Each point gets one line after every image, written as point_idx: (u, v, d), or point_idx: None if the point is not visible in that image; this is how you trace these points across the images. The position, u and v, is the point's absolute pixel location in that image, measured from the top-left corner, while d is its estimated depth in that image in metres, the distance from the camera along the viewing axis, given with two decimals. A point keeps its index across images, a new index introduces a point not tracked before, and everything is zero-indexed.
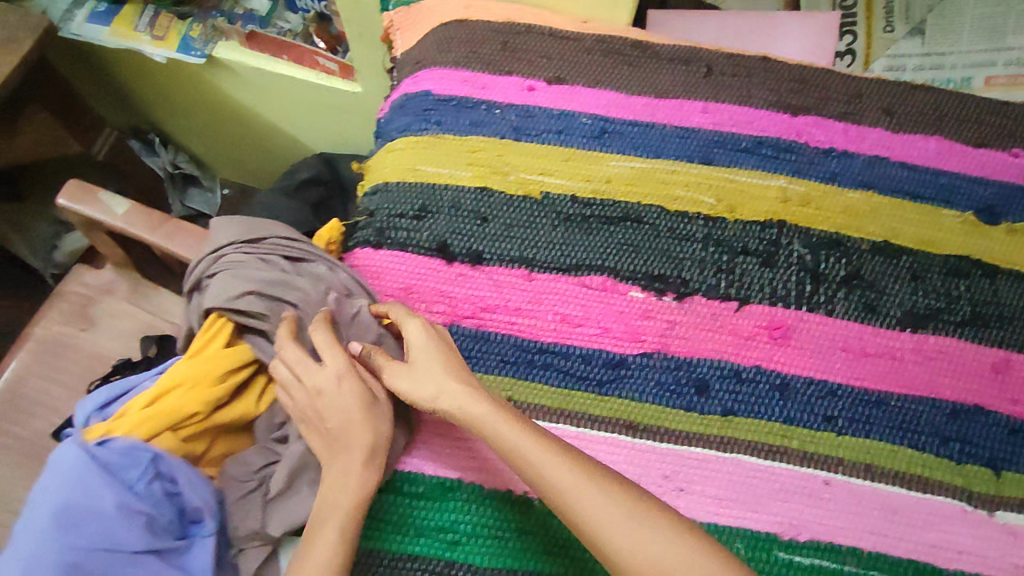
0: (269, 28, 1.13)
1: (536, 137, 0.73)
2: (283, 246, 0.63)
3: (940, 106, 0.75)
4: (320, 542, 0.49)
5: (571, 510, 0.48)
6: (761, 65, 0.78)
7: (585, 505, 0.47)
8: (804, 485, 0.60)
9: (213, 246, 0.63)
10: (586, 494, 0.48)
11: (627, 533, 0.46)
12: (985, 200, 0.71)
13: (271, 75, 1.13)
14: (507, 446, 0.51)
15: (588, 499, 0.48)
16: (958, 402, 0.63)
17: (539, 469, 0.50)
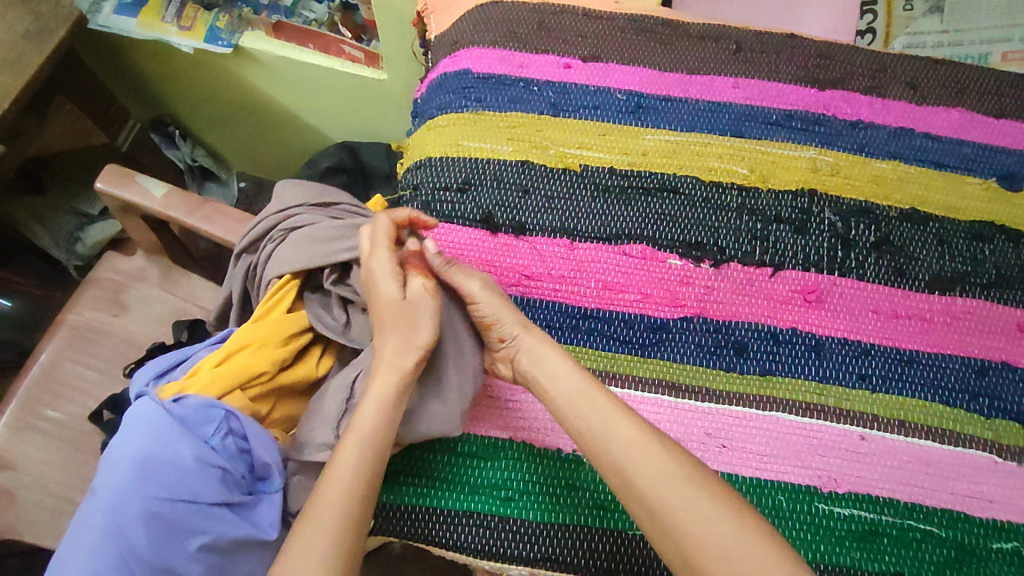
0: (294, 19, 1.15)
1: (573, 112, 0.75)
2: (352, 212, 0.69)
3: (962, 80, 0.78)
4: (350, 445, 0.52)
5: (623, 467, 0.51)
6: (788, 42, 0.80)
7: (635, 466, 0.50)
8: (842, 441, 0.61)
9: (282, 207, 0.66)
10: (643, 452, 0.51)
11: (666, 493, 0.49)
12: (1006, 168, 0.74)
13: (295, 64, 1.14)
14: (576, 398, 0.55)
15: (640, 455, 0.51)
16: (986, 359, 0.65)
17: (608, 430, 0.53)
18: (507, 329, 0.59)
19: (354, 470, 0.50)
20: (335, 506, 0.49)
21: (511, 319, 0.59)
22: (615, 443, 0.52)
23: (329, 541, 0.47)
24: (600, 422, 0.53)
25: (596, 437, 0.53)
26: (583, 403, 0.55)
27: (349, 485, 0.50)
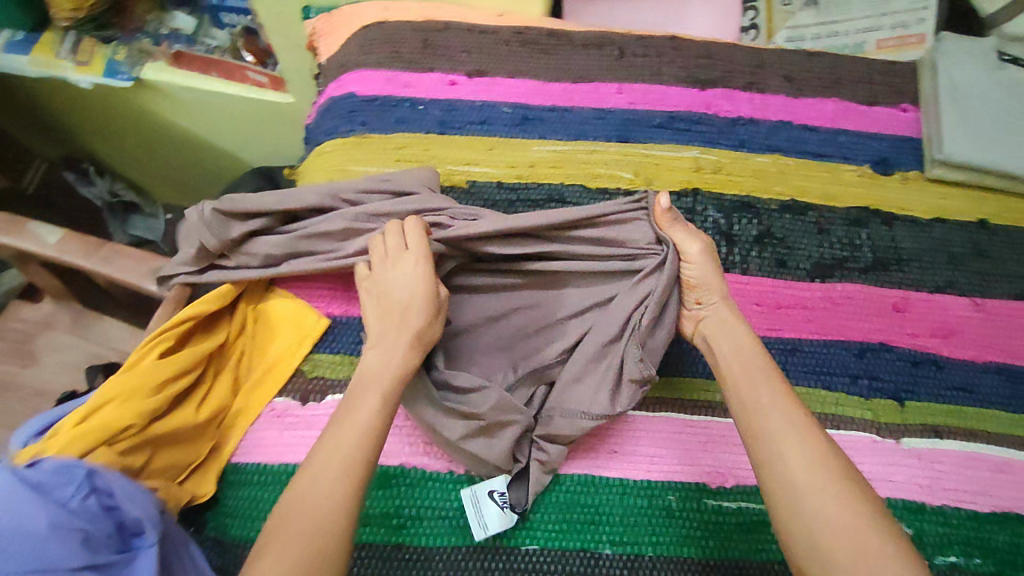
0: (195, 47, 1.13)
1: (460, 129, 0.75)
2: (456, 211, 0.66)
3: (835, 71, 0.81)
4: (363, 407, 0.50)
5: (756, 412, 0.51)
6: (670, 44, 0.81)
7: (762, 414, 0.50)
8: (726, 435, 0.64)
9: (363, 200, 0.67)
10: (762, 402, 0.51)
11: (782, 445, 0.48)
12: (879, 153, 0.76)
13: (198, 93, 1.11)
14: (738, 352, 0.56)
15: (767, 406, 0.51)
16: (864, 341, 0.67)
17: (754, 375, 0.53)
18: (707, 296, 0.61)
19: (367, 435, 0.49)
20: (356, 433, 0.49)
21: (716, 285, 0.60)
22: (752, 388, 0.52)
23: (350, 467, 0.47)
24: (752, 369, 0.54)
25: (743, 379, 0.54)
26: (739, 358, 0.55)
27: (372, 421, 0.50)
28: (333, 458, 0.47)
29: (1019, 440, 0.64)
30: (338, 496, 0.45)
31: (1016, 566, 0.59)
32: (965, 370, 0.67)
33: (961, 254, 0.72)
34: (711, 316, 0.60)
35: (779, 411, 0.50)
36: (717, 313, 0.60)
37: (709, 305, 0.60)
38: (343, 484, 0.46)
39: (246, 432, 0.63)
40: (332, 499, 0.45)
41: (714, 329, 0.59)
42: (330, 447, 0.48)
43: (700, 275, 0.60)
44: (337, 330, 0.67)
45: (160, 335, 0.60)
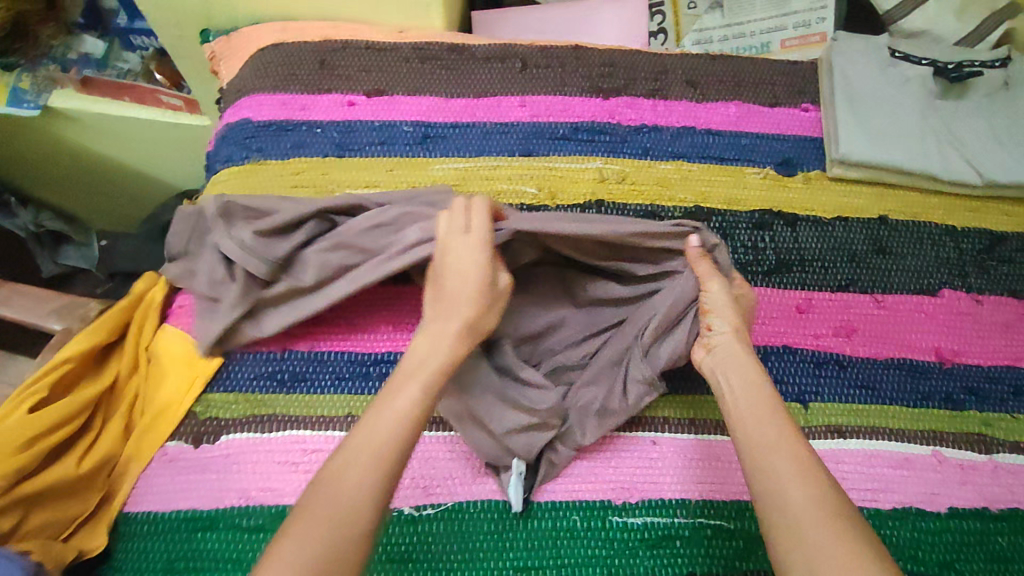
0: (107, 72, 1.08)
1: (358, 151, 0.74)
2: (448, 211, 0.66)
3: (737, 74, 0.81)
4: (389, 409, 0.49)
5: (756, 443, 0.50)
6: (573, 54, 0.81)
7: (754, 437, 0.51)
8: (633, 449, 0.64)
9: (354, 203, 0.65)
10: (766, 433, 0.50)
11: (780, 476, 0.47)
12: (782, 154, 0.77)
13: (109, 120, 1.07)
14: (736, 374, 0.56)
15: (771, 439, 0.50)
16: (767, 345, 0.68)
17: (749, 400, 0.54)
18: (720, 323, 0.59)
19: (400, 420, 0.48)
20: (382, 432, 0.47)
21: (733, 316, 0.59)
22: (756, 421, 0.52)
23: (366, 469, 0.45)
24: (756, 399, 0.53)
25: (741, 412, 0.53)
26: (751, 389, 0.54)
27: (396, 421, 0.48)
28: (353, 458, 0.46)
29: (919, 435, 0.65)
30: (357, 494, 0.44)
31: (916, 560, 0.60)
32: (867, 368, 0.68)
33: (863, 252, 0.73)
34: (720, 348, 0.59)
35: (785, 446, 0.49)
36: (727, 345, 0.58)
37: (721, 336, 0.59)
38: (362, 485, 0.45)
39: (136, 480, 0.61)
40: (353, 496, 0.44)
41: (718, 367, 0.58)
42: (352, 446, 0.46)
43: (717, 302, 0.60)
44: (230, 367, 0.65)
45: (44, 385, 0.60)
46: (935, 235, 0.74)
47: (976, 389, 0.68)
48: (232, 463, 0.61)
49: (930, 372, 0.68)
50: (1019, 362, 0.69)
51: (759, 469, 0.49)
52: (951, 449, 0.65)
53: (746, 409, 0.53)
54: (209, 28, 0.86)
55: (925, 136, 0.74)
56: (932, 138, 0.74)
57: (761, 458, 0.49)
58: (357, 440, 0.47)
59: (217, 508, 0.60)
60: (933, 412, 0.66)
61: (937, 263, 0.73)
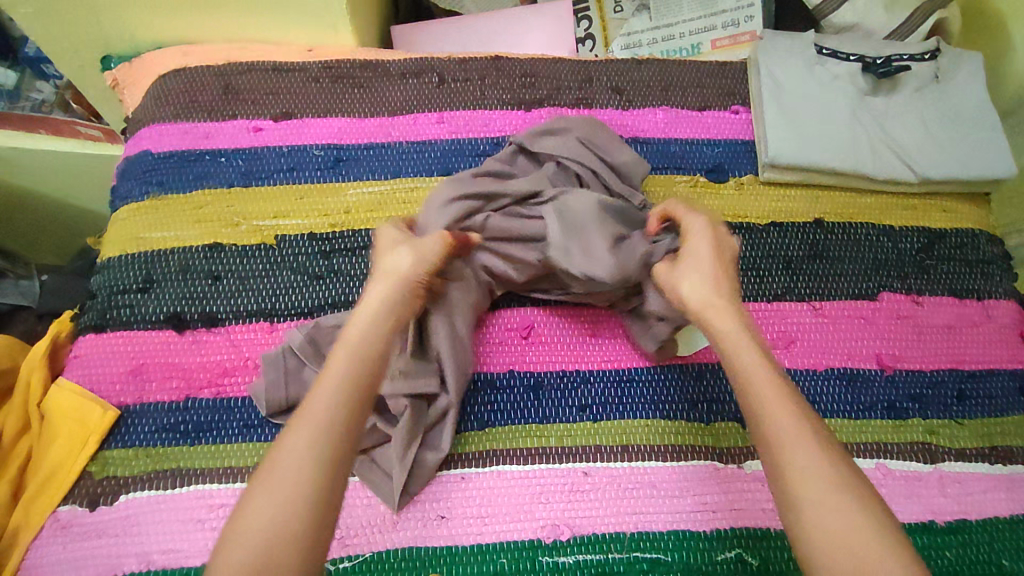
0: (19, 103, 0.95)
1: (266, 179, 0.70)
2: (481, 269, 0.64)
3: (664, 77, 0.78)
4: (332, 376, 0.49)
5: (781, 455, 0.46)
6: (492, 65, 0.77)
7: (789, 454, 0.45)
8: (563, 482, 0.60)
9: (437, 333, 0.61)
10: (790, 435, 0.46)
11: (823, 486, 0.44)
12: (713, 160, 0.74)
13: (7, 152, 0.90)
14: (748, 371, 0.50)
15: (798, 442, 0.46)
16: (703, 363, 0.65)
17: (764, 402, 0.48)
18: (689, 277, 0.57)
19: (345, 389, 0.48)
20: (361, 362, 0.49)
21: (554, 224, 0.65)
22: (791, 451, 0.45)
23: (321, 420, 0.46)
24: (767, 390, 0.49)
25: (765, 413, 0.48)
26: (758, 371, 0.50)
27: (359, 358, 0.50)
28: (311, 424, 0.46)
29: (862, 448, 0.62)
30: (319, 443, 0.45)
31: None
32: (807, 380, 0.65)
33: (799, 259, 0.70)
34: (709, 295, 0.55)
35: (810, 442, 0.46)
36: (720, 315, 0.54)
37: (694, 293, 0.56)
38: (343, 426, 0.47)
39: (27, 549, 0.56)
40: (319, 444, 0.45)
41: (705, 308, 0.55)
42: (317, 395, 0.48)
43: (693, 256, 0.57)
44: (130, 421, 0.60)
45: None
46: (872, 236, 0.72)
47: (919, 396, 0.65)
48: (133, 524, 0.56)
49: (872, 380, 0.65)
50: (963, 364, 0.67)
51: (789, 483, 0.45)
52: (895, 461, 0.62)
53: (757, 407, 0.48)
54: (112, 55, 0.80)
55: (857, 135, 0.72)
56: (864, 137, 0.72)
57: (788, 487, 0.45)
58: (320, 393, 0.47)
59: None
60: (876, 422, 0.64)
61: (875, 265, 0.70)
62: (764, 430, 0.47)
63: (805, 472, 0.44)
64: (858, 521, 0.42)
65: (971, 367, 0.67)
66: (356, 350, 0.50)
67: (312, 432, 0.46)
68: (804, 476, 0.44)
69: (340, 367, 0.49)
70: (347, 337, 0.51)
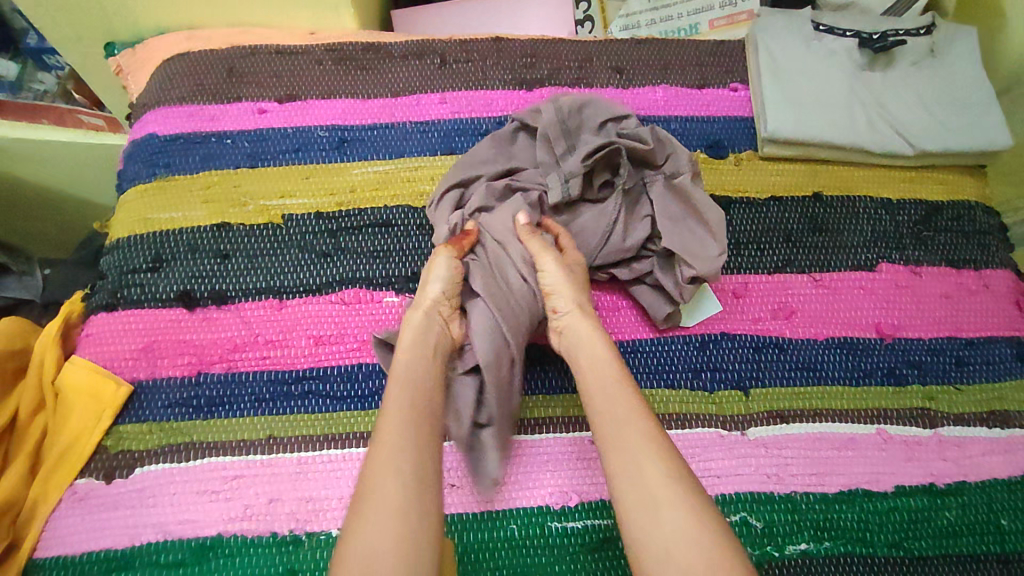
0: (23, 94, 0.95)
1: (272, 160, 0.71)
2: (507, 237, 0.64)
3: (663, 56, 0.79)
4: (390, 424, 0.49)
5: (628, 469, 0.46)
6: (493, 46, 0.78)
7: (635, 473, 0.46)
8: (570, 450, 0.61)
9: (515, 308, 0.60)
10: (633, 458, 0.47)
11: (658, 511, 0.44)
12: (713, 136, 0.75)
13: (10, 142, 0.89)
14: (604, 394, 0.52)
15: (640, 465, 0.46)
16: (705, 334, 0.66)
17: (613, 421, 0.50)
18: (563, 303, 0.59)
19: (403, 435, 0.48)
20: (419, 398, 0.51)
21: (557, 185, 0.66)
22: (640, 464, 0.46)
23: (400, 458, 0.46)
24: (617, 419, 0.50)
25: (613, 441, 0.49)
26: (614, 403, 0.51)
27: (412, 396, 0.51)
28: (387, 473, 0.45)
29: (862, 414, 0.64)
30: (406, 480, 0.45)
31: (864, 542, 0.58)
32: (807, 349, 0.66)
33: (798, 231, 0.71)
34: (568, 329, 0.58)
35: (656, 464, 0.46)
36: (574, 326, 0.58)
37: (568, 317, 0.59)
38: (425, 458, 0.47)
39: (45, 522, 0.57)
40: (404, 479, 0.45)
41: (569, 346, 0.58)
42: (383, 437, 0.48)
43: (555, 281, 0.60)
44: (143, 396, 0.61)
45: None
46: (870, 208, 0.73)
47: (918, 363, 0.66)
48: (148, 496, 0.57)
49: (872, 349, 0.67)
50: (960, 332, 0.68)
51: (623, 508, 0.45)
52: (895, 426, 0.63)
53: (608, 437, 0.49)
54: (114, 42, 0.81)
55: (854, 109, 0.73)
56: (861, 111, 0.73)
57: (632, 498, 0.45)
58: (388, 435, 0.48)
59: (131, 547, 0.56)
60: (875, 389, 0.65)
61: (873, 237, 0.71)
62: (610, 455, 0.48)
63: (646, 495, 0.45)
64: (698, 539, 0.42)
65: (969, 335, 0.68)
66: (413, 390, 0.51)
67: (391, 482, 0.45)
68: (650, 500, 0.44)
69: (398, 409, 0.50)
70: (399, 374, 0.52)
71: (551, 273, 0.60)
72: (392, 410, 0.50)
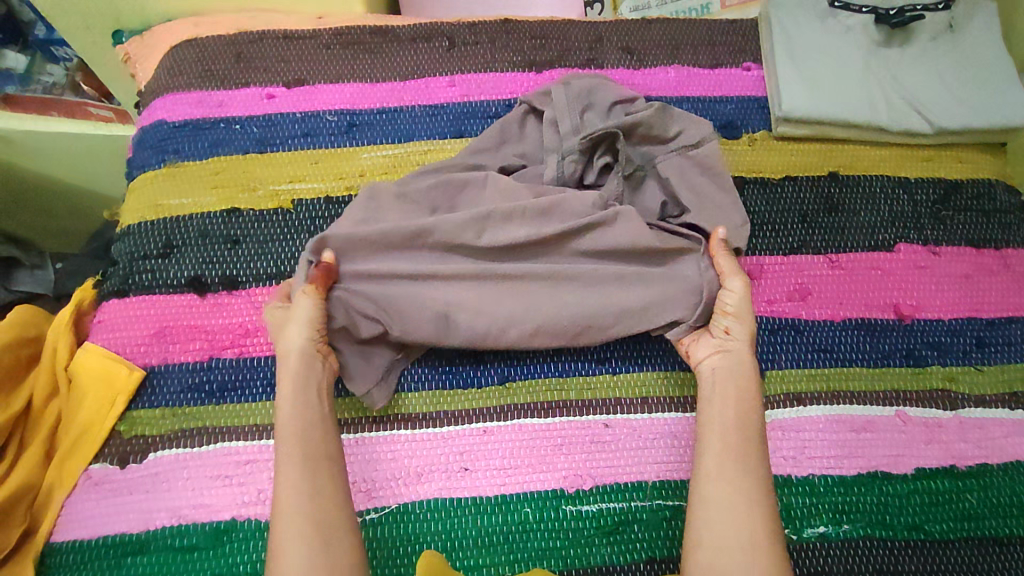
0: (32, 87, 0.93)
1: (280, 145, 0.71)
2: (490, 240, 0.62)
3: (675, 36, 0.78)
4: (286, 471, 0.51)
5: (712, 488, 0.50)
6: (502, 28, 0.77)
7: (717, 495, 0.50)
8: (584, 434, 0.60)
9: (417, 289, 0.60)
10: (735, 478, 0.50)
11: (733, 521, 0.48)
12: (726, 116, 0.74)
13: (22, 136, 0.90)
14: (737, 425, 0.53)
15: (737, 488, 0.50)
16: None
17: (724, 448, 0.52)
18: (736, 326, 0.59)
19: (302, 478, 0.50)
20: (308, 442, 0.53)
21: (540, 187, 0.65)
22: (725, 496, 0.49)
23: (295, 502, 0.49)
24: (732, 437, 0.52)
25: (718, 455, 0.52)
26: (737, 421, 0.54)
27: (303, 443, 0.52)
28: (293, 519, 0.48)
29: (881, 395, 0.62)
30: (305, 524, 0.48)
31: (883, 525, 0.57)
32: (824, 331, 0.65)
33: (814, 211, 0.70)
34: (732, 351, 0.58)
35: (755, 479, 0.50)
36: (739, 352, 0.58)
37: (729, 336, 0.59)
38: (324, 500, 0.50)
39: (60, 507, 0.57)
40: (308, 526, 0.48)
41: (716, 369, 0.58)
42: (281, 487, 0.50)
43: (738, 305, 0.59)
44: (155, 382, 0.61)
45: None
46: (888, 187, 0.71)
47: (938, 344, 0.65)
48: (162, 481, 0.57)
49: (890, 330, 0.65)
50: (981, 312, 0.67)
51: (701, 514, 0.50)
52: (915, 408, 0.62)
53: (714, 441, 0.53)
54: (122, 30, 0.82)
55: (870, 87, 0.71)
56: (877, 88, 0.71)
57: (709, 512, 0.49)
58: (286, 480, 0.50)
59: (146, 531, 0.56)
60: (894, 370, 0.64)
61: (891, 216, 0.70)
62: (706, 455, 0.52)
63: (716, 515, 0.49)
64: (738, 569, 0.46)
65: (990, 315, 0.67)
66: (303, 436, 0.53)
67: (295, 535, 0.47)
68: (730, 515, 0.48)
69: (292, 456, 0.51)
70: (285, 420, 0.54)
71: (736, 297, 0.59)
72: (286, 458, 0.51)
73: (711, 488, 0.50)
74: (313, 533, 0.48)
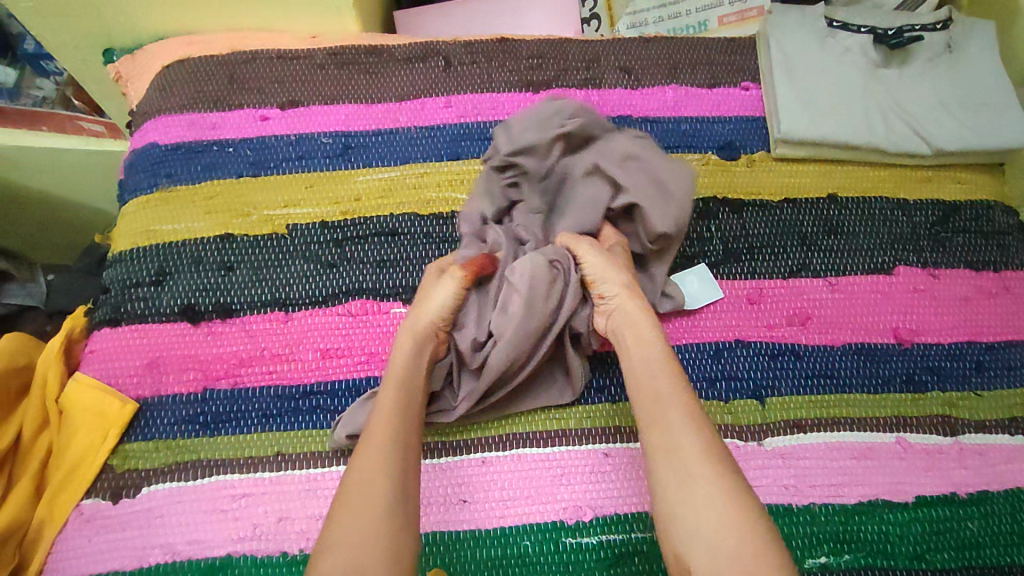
0: (20, 101, 0.92)
1: (274, 168, 0.70)
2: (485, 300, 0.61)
3: (673, 55, 0.77)
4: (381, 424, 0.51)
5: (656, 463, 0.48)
6: (499, 47, 0.76)
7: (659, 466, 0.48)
8: (585, 463, 0.60)
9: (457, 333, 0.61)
10: (669, 423, 0.49)
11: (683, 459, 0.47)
12: (725, 137, 0.73)
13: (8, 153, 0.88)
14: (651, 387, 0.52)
15: (676, 432, 0.48)
16: (719, 342, 0.65)
17: (649, 414, 0.51)
18: (610, 287, 0.59)
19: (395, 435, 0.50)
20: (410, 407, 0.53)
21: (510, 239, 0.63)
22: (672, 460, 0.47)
23: (379, 479, 0.47)
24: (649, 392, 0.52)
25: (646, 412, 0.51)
26: (648, 380, 0.53)
27: (395, 438, 0.50)
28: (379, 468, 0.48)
29: (881, 422, 0.62)
30: (390, 516, 0.45)
31: (886, 555, 0.57)
32: (823, 356, 0.65)
33: (813, 234, 0.69)
34: (617, 313, 0.58)
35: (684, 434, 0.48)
36: (621, 306, 0.58)
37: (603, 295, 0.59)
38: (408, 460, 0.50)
39: (52, 543, 0.56)
40: (393, 518, 0.45)
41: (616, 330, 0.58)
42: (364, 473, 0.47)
43: (598, 269, 0.60)
44: (149, 414, 0.60)
45: None
46: (886, 210, 0.71)
47: (938, 368, 0.65)
48: (157, 516, 0.56)
49: (889, 355, 0.65)
50: (980, 336, 0.66)
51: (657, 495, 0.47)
52: (915, 434, 0.62)
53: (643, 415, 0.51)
54: (113, 48, 0.80)
55: (869, 108, 0.71)
56: (876, 109, 0.71)
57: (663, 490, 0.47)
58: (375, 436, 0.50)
59: (140, 568, 0.55)
60: (894, 396, 0.63)
61: (890, 239, 0.70)
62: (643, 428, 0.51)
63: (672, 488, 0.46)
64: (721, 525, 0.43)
65: (990, 339, 0.66)
66: (394, 431, 0.50)
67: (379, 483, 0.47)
68: (675, 452, 0.47)
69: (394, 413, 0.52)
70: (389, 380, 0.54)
71: (599, 259, 0.60)
72: (377, 433, 0.50)
73: (653, 439, 0.49)
74: (395, 528, 0.44)
